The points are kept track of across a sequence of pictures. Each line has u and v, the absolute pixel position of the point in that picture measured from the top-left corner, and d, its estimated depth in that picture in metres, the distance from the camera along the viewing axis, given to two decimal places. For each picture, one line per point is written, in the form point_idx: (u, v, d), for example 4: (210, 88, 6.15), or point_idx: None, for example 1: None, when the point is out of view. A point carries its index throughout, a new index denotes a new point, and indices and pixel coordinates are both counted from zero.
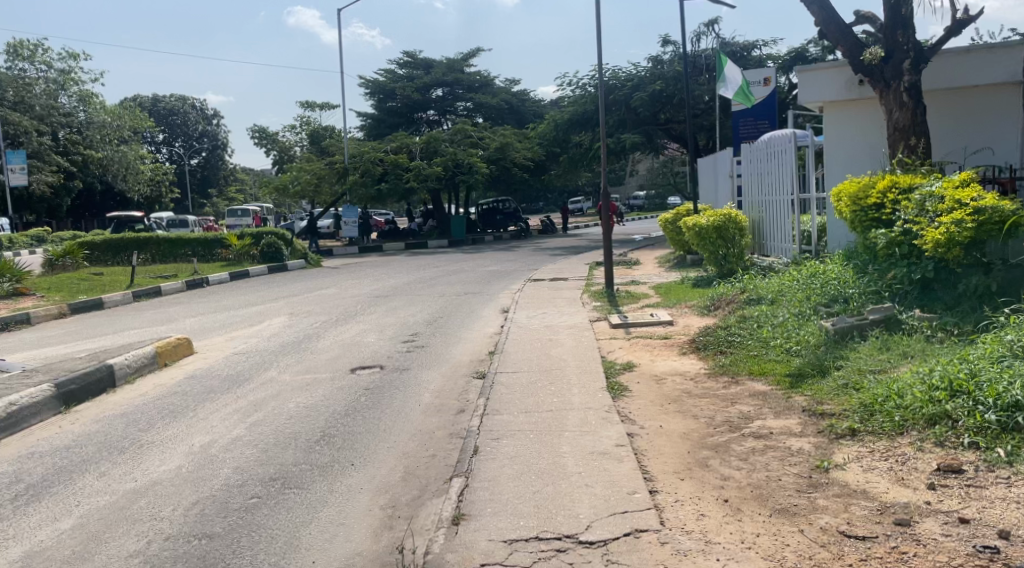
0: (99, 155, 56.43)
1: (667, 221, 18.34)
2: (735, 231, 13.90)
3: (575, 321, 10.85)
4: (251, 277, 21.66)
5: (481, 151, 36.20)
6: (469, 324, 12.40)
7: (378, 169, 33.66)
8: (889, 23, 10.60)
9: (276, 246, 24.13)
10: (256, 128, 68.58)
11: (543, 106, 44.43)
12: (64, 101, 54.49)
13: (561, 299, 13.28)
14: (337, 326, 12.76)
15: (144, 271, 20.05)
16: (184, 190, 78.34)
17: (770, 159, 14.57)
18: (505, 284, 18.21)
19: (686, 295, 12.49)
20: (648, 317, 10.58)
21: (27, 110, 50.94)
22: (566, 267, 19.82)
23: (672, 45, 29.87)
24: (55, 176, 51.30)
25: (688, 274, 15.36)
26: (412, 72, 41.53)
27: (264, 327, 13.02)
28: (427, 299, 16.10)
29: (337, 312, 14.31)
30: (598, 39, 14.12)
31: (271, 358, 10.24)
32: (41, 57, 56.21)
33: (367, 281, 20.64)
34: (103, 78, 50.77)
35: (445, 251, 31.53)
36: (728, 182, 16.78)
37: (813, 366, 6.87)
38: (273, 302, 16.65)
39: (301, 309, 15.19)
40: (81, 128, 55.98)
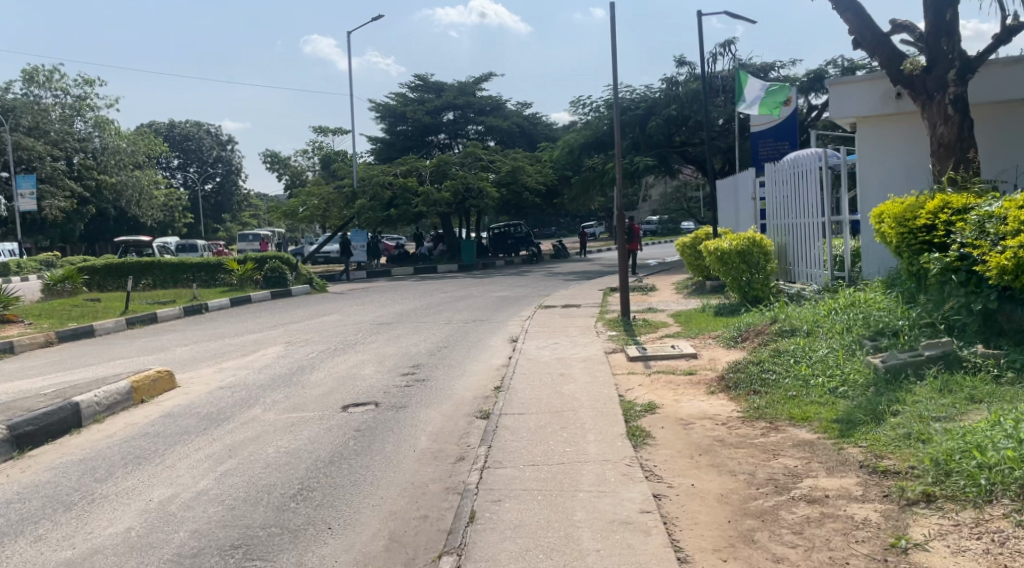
0: (112, 180, 56.29)
1: (684, 245, 17.47)
2: (760, 255, 13.06)
3: (589, 352, 9.98)
4: (252, 303, 20.91)
5: (493, 175, 35.51)
6: (475, 355, 11.56)
7: (387, 193, 33.04)
8: (931, 30, 9.79)
9: (280, 271, 23.40)
10: (270, 152, 68.31)
11: (556, 130, 43.77)
12: (79, 126, 54.36)
13: (573, 328, 12.42)
14: (334, 357, 11.94)
15: (142, 296, 19.37)
16: (198, 214, 78.15)
17: (795, 179, 13.72)
18: (515, 311, 17.35)
19: (710, 325, 11.60)
20: (669, 349, 9.69)
21: (42, 135, 50.84)
22: (579, 293, 18.95)
23: (688, 66, 29.15)
24: (67, 201, 51.01)
25: (708, 301, 14.46)
26: (423, 96, 40.99)
27: (256, 358, 12.20)
28: (432, 327, 15.26)
29: (336, 342, 13.51)
30: (614, 57, 13.37)
31: (259, 393, 9.41)
32: (57, 82, 56.23)
33: (371, 307, 19.84)
34: (120, 103, 50.70)
35: (454, 276, 30.76)
36: (750, 204, 15.93)
37: (865, 411, 5.99)
38: (271, 329, 15.86)
39: (299, 337, 14.38)
40: (96, 154, 55.84)
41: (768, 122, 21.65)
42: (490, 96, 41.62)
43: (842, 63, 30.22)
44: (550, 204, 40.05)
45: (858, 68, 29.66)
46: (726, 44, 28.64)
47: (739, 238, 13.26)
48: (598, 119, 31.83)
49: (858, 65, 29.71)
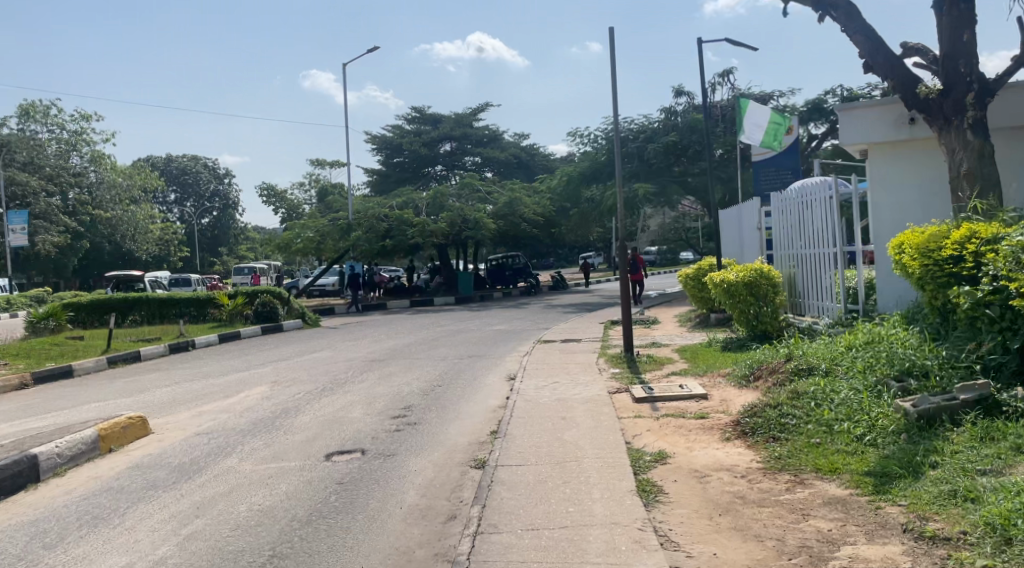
0: (108, 215, 55.96)
1: (687, 276, 16.91)
2: (768, 287, 12.53)
3: (591, 391, 9.40)
4: (241, 339, 20.28)
5: (490, 206, 35.06)
6: (470, 394, 10.99)
7: (382, 225, 32.54)
8: (949, 53, 9.27)
9: (271, 305, 22.81)
10: (266, 185, 67.99)
11: (554, 161, 43.41)
12: (75, 162, 54.12)
13: (573, 365, 11.85)
14: (322, 397, 11.37)
15: (127, 333, 18.80)
16: (194, 248, 77.73)
17: (804, 208, 13.18)
18: (513, 346, 16.77)
19: (718, 361, 11.01)
20: (676, 388, 9.09)
21: (36, 171, 50.42)
22: (579, 327, 18.36)
23: (686, 96, 28.78)
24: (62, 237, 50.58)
25: (714, 335, 13.86)
26: (419, 128, 40.74)
27: (239, 399, 11.63)
28: (426, 363, 14.69)
29: (325, 381, 12.94)
30: (614, 85, 12.91)
31: (237, 440, 8.80)
32: (54, 118, 56.09)
33: (364, 342, 19.26)
34: (116, 138, 50.44)
35: (451, 309, 30.18)
36: (755, 234, 15.38)
37: (901, 462, 5.39)
38: (259, 367, 15.25)
39: (287, 376, 13.81)
40: (92, 190, 55.57)
41: (769, 151, 21.18)
42: (487, 127, 41.35)
43: (842, 91, 29.87)
44: (549, 235, 39.58)
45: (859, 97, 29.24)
46: (725, 74, 28.27)
47: (746, 270, 12.72)
48: (596, 149, 31.40)
49: (858, 94, 29.30)
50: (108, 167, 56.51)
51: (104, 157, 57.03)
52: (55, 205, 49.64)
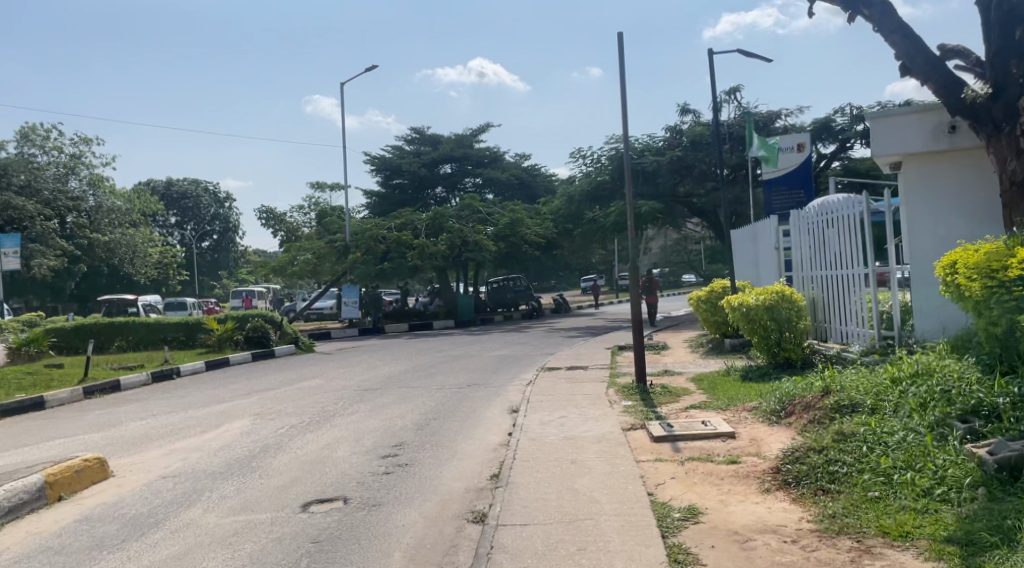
0: (106, 238, 55.19)
1: (699, 299, 16.01)
2: (791, 312, 11.57)
3: (604, 429, 8.43)
4: (229, 367, 19.35)
5: (490, 228, 34.20)
6: (469, 429, 10.04)
7: (381, 247, 31.62)
8: (999, 51, 8.51)
9: (262, 330, 21.85)
10: (265, 208, 67.29)
11: (556, 182, 42.62)
12: (73, 186, 53.49)
13: (581, 395, 10.91)
14: (308, 433, 10.42)
15: (108, 361, 17.88)
16: (193, 272, 76.92)
17: (827, 226, 12.32)
18: (515, 373, 15.81)
19: (742, 393, 10.06)
20: (698, 425, 8.13)
21: (31, 195, 49.53)
22: (585, 352, 17.43)
23: (691, 114, 27.83)
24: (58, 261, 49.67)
25: (733, 363, 12.91)
26: (419, 149, 40.00)
27: (217, 435, 10.69)
28: (423, 393, 13.76)
29: (312, 413, 12.00)
30: (624, 98, 12.05)
31: (207, 485, 7.87)
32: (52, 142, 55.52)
33: (359, 369, 18.33)
34: (114, 161, 49.71)
35: (450, 333, 29.27)
36: (772, 254, 14.47)
37: (989, 527, 4.43)
38: (243, 397, 14.33)
39: (272, 408, 12.86)
40: (90, 213, 54.87)
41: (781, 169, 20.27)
42: (488, 147, 40.60)
43: (852, 110, 29.05)
44: (551, 257, 38.71)
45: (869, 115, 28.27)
46: (732, 91, 27.40)
47: (766, 292, 11.80)
48: (600, 169, 30.51)
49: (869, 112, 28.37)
50: (106, 190, 55.78)
51: (101, 181, 56.25)
52: (50, 228, 48.68)
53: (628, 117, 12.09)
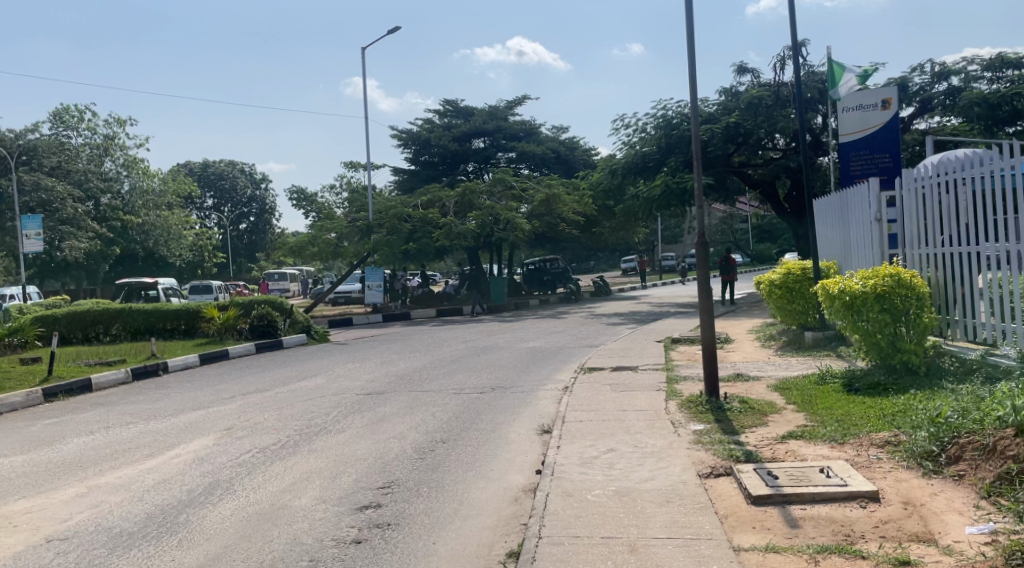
0: (139, 221, 53.49)
1: (772, 283, 13.46)
2: (908, 303, 9.09)
3: (672, 479, 5.86)
4: (226, 361, 16.98)
5: (526, 206, 31.61)
6: (486, 461, 7.56)
7: (406, 226, 29.36)
8: None
9: (269, 318, 19.47)
10: (298, 188, 65.30)
11: (595, 155, 39.84)
12: (108, 167, 52.13)
13: (635, 413, 8.36)
14: (277, 460, 7.98)
15: (88, 356, 15.60)
16: (228, 254, 75.08)
17: (949, 188, 9.75)
18: (550, 373, 13.26)
19: (860, 417, 7.52)
20: (816, 476, 5.62)
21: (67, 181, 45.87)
22: (632, 346, 14.82)
23: (750, 74, 24.92)
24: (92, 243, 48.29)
25: (829, 366, 10.36)
26: (450, 122, 37.46)
27: (163, 459, 8.28)
28: (436, 400, 11.28)
29: (293, 428, 9.57)
30: (691, 38, 9.35)
31: (100, 557, 5.47)
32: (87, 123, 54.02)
33: (370, 364, 15.89)
34: (148, 142, 47.09)
35: (481, 319, 26.84)
36: (871, 229, 11.80)
37: None
38: (224, 402, 11.91)
39: (251, 417, 10.45)
40: (125, 196, 53.61)
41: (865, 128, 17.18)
42: (524, 119, 37.92)
43: (930, 68, 26.12)
44: (589, 235, 36.18)
45: (953, 73, 25.86)
46: (798, 47, 24.49)
47: (877, 275, 9.26)
48: (644, 139, 27.53)
49: (953, 68, 25.92)
50: (140, 171, 54.25)
51: (136, 162, 54.61)
52: (83, 209, 45.53)
53: (695, 62, 9.38)
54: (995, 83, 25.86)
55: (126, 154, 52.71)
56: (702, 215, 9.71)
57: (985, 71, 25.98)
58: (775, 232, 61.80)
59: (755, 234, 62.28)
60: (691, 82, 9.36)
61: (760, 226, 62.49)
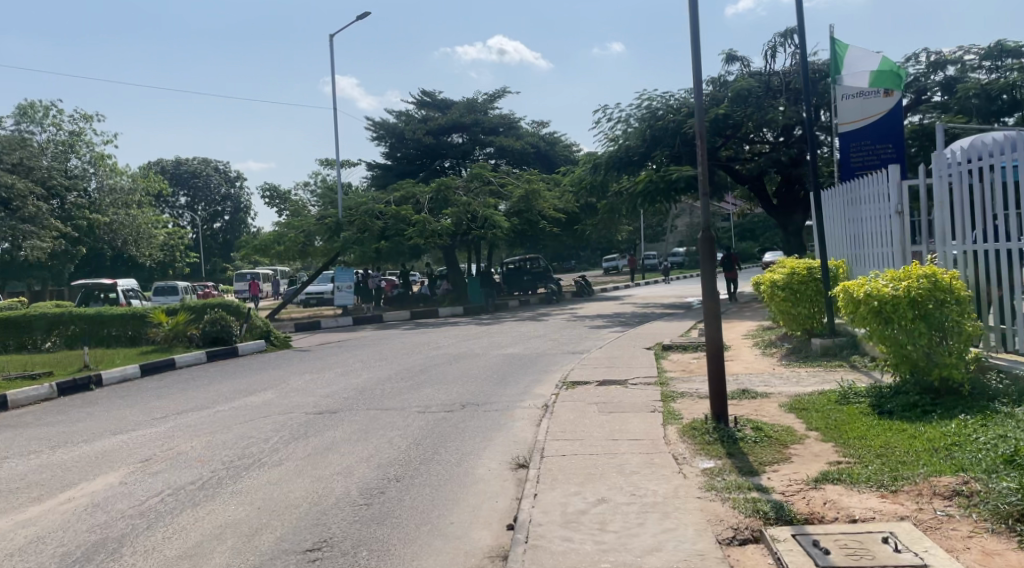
0: (106, 220, 51.42)
1: (776, 285, 12.09)
2: (947, 311, 7.69)
3: (684, 552, 4.42)
4: (172, 372, 15.38)
5: (504, 203, 30.10)
6: (445, 511, 6.09)
7: (378, 224, 27.78)
8: None
9: (223, 323, 17.88)
10: (271, 185, 63.42)
11: (576, 151, 38.40)
12: (73, 164, 49.97)
13: (628, 443, 6.93)
14: (190, 506, 6.49)
15: (12, 368, 14.01)
16: (201, 253, 73.03)
17: (981, 174, 8.40)
18: (527, 386, 11.81)
19: (906, 451, 6.10)
20: (878, 547, 4.28)
21: (31, 177, 43.40)
22: (619, 354, 13.40)
23: (740, 62, 23.51)
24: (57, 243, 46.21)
25: (849, 382, 8.95)
26: (427, 115, 35.90)
27: (53, 503, 6.76)
28: (396, 421, 9.80)
29: (221, 459, 8.07)
30: (695, 6, 7.87)
31: None
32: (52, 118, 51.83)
33: (329, 375, 14.37)
34: (114, 137, 44.98)
35: (456, 322, 25.35)
36: (894, 223, 10.37)
37: None
38: (152, 424, 10.35)
39: (177, 444, 8.94)
40: (90, 194, 51.47)
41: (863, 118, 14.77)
42: (502, 113, 36.33)
43: (927, 57, 24.92)
44: (571, 233, 34.79)
45: (950, 62, 24.57)
46: (791, 34, 23.17)
47: (910, 277, 7.85)
48: (628, 131, 26.06)
49: (949, 57, 24.63)
50: (107, 169, 52.11)
51: (104, 159, 52.47)
52: (46, 206, 43.37)
53: (698, 31, 7.88)
54: (994, 72, 24.70)
55: (93, 150, 50.54)
56: (708, 208, 8.10)
57: (983, 60, 24.78)
58: (757, 230, 60.75)
59: (737, 233, 61.14)
60: (695, 59, 7.87)
61: (742, 225, 61.38)
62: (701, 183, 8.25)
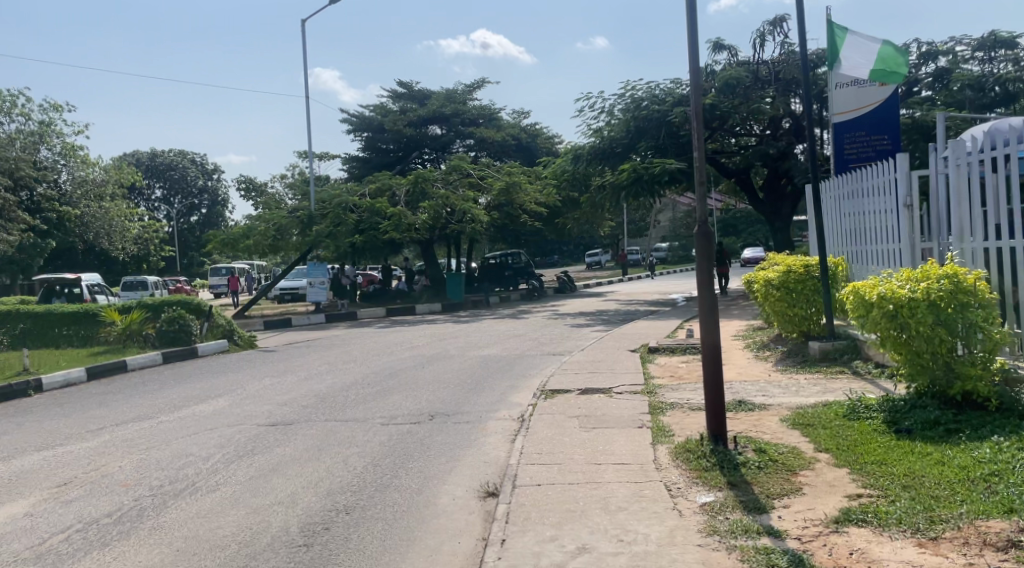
0: (78, 212, 49.92)
1: (771, 284, 11.23)
2: (971, 316, 6.77)
3: None
4: (122, 377, 14.35)
5: (483, 195, 29.06)
6: (395, 554, 5.17)
7: (351, 218, 26.76)
8: None
9: (179, 321, 16.86)
10: (248, 178, 61.96)
11: (558, 143, 37.43)
12: (44, 155, 48.49)
13: (612, 468, 6.00)
14: (99, 547, 5.56)
15: None
16: (177, 247, 71.34)
17: (998, 163, 7.53)
18: (503, 393, 10.86)
19: (939, 483, 5.17)
20: None
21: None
22: (603, 358, 12.49)
23: (727, 51, 22.65)
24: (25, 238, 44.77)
25: (858, 393, 8.05)
26: (405, 105, 34.77)
27: None
28: (355, 435, 8.84)
29: (148, 484, 7.13)
30: None
31: None
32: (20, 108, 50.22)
33: (291, 379, 13.37)
34: (85, 128, 43.56)
35: (434, 319, 24.40)
36: (903, 216, 9.50)
37: None
38: (84, 439, 9.36)
39: (105, 465, 7.96)
40: (61, 187, 49.97)
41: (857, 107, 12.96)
42: (482, 104, 35.38)
43: (918, 47, 24.12)
44: (553, 227, 33.87)
45: (942, 53, 23.77)
46: (779, 22, 22.33)
47: (929, 278, 6.93)
48: (611, 122, 25.14)
49: (942, 48, 23.82)
50: (79, 160, 50.61)
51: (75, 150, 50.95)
52: (13, 198, 41.75)
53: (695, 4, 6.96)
54: (988, 63, 23.94)
55: (63, 141, 49.07)
56: (705, 202, 7.04)
57: (976, 51, 24.03)
58: (741, 225, 60.08)
59: (721, 228, 60.39)
60: (691, 33, 6.90)
61: (725, 220, 60.73)
62: (697, 171, 7.15)
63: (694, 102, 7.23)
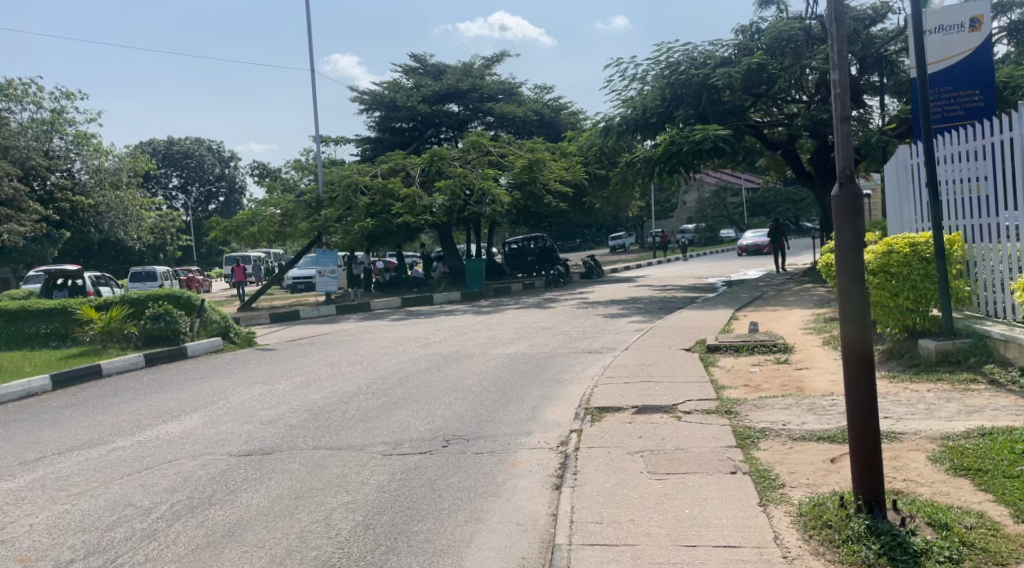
0: (93, 203, 48.04)
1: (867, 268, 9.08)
2: None
3: None
4: (94, 385, 12.42)
5: (504, 174, 27.00)
6: None
7: (362, 200, 24.69)
8: None
9: (166, 318, 14.90)
10: (264, 164, 60.04)
11: (583, 118, 35.22)
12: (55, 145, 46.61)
13: (717, 559, 4.02)
14: None
15: None
16: (195, 237, 69.57)
17: None
18: (534, 407, 8.80)
19: None
20: None
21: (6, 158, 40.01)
22: (653, 358, 10.39)
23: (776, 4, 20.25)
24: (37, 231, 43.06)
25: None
26: (419, 81, 32.63)
27: None
28: (347, 471, 6.81)
29: (55, 560, 5.19)
30: None
31: None
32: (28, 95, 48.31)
33: (284, 387, 11.37)
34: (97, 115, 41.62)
35: (453, 309, 22.40)
36: None
37: None
38: (8, 477, 7.39)
39: (13, 523, 6.00)
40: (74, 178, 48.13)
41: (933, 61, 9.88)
42: (501, 79, 33.33)
43: None
44: (579, 208, 31.71)
45: (1016, 3, 21.18)
46: None
47: None
48: (644, 89, 22.82)
49: None
50: (92, 149, 48.54)
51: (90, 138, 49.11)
52: (22, 188, 39.92)
53: None
54: None
55: (75, 131, 47.20)
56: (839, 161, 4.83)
57: None
58: (770, 204, 57.78)
59: (749, 207, 58.17)
60: None
61: (753, 199, 58.47)
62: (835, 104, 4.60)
63: (828, 23, 4.76)
